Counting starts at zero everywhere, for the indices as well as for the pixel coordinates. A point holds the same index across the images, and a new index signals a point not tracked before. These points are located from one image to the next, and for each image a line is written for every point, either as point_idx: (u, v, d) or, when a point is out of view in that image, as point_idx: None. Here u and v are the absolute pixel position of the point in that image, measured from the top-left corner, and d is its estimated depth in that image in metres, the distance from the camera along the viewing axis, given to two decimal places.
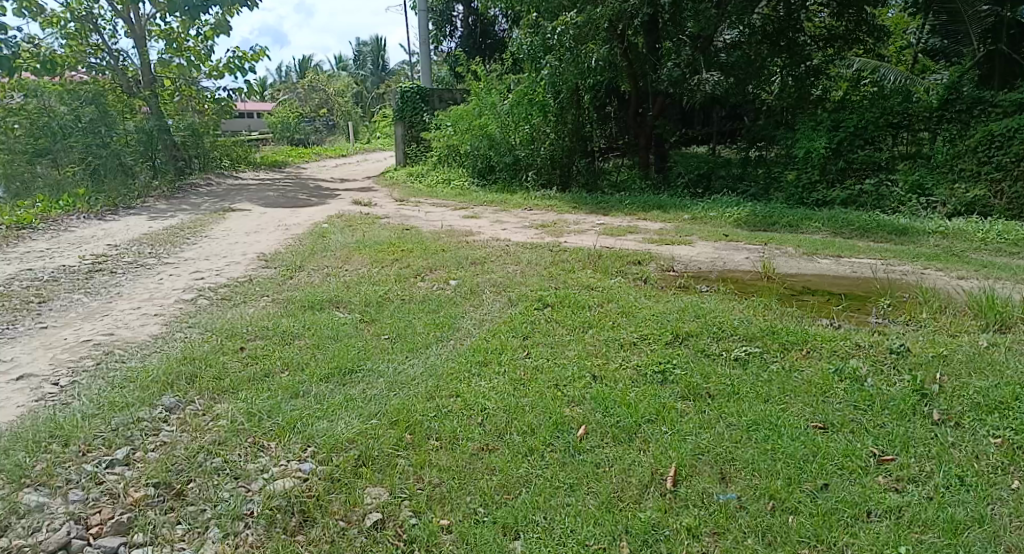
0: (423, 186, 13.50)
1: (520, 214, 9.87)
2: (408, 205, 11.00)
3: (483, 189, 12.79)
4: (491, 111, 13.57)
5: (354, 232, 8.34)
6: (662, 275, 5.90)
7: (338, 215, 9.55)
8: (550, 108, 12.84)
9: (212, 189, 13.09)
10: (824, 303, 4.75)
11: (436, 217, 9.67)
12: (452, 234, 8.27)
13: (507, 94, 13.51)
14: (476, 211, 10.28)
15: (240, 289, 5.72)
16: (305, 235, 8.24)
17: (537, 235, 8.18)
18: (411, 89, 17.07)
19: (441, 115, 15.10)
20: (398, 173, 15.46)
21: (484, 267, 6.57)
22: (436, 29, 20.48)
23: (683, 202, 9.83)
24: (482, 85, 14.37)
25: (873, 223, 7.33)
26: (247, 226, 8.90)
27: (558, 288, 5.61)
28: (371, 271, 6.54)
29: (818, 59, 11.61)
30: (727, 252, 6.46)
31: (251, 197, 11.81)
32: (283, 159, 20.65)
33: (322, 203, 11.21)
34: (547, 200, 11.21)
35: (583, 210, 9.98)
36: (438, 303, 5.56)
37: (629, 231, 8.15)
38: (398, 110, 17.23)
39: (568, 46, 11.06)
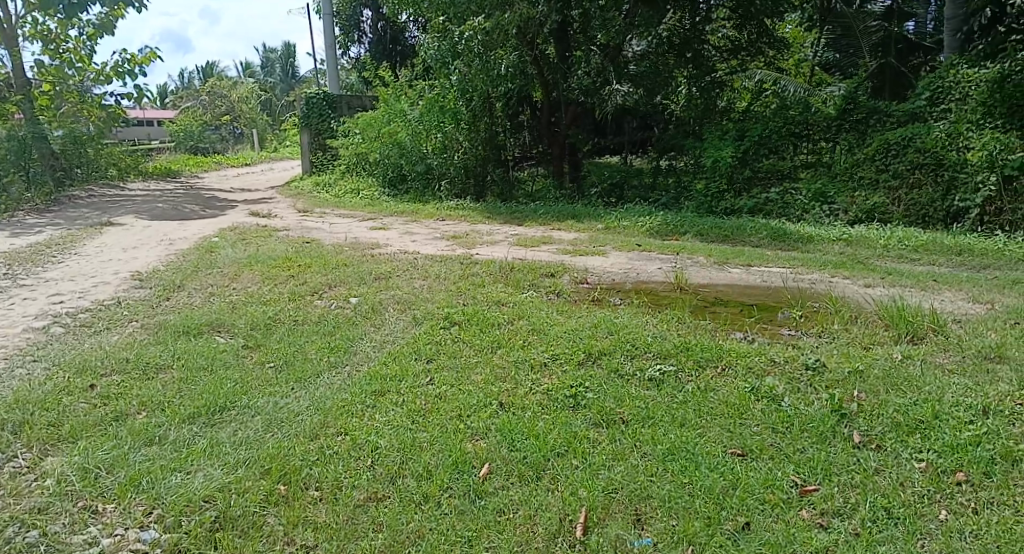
0: (329, 196, 12.90)
1: (429, 225, 9.49)
2: (311, 216, 10.42)
3: (393, 200, 12.31)
4: (399, 118, 13.14)
5: (248, 246, 7.74)
6: (575, 288, 5.64)
7: (231, 228, 8.89)
8: (462, 116, 12.52)
9: (95, 201, 12.06)
10: (738, 315, 4.59)
11: (340, 228, 9.16)
12: (356, 246, 7.80)
13: (416, 101, 13.12)
14: (383, 221, 9.82)
15: (105, 314, 5.08)
16: (193, 250, 7.57)
17: (446, 247, 7.82)
18: (317, 95, 16.42)
19: (349, 122, 14.52)
20: (304, 182, 14.76)
21: (388, 283, 6.14)
22: (343, 35, 19.84)
23: (597, 211, 9.70)
24: (390, 92, 13.92)
25: (781, 230, 7.36)
26: (127, 241, 8.12)
27: (465, 304, 5.25)
28: (262, 290, 5.99)
29: (724, 69, 11.78)
30: (640, 262, 6.28)
31: (138, 210, 10.91)
32: (181, 169, 19.46)
33: (217, 215, 10.46)
34: (459, 210, 10.87)
35: (495, 221, 9.69)
36: (334, 323, 5.10)
37: (541, 241, 7.90)
38: (304, 117, 16.52)
39: (477, 52, 10.78)
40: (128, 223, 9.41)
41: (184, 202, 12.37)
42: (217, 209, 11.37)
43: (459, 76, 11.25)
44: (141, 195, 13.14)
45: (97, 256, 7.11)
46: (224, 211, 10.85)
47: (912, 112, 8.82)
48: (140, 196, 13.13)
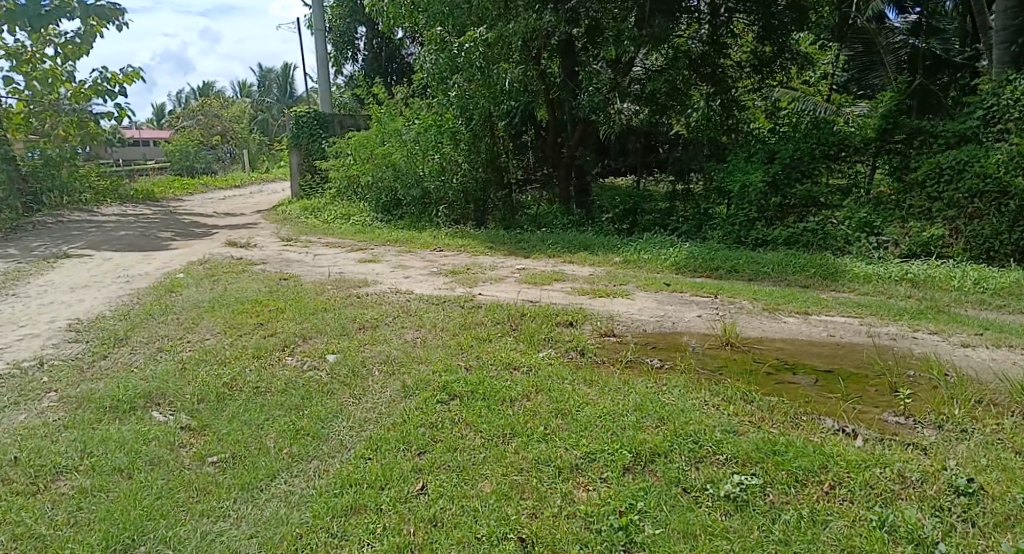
0: (316, 222, 11.96)
1: (424, 256, 8.53)
2: (294, 245, 9.47)
3: (386, 227, 11.37)
4: (392, 139, 12.26)
5: (215, 284, 6.77)
6: (601, 342, 4.61)
7: (200, 262, 7.92)
8: (461, 136, 11.60)
9: (60, 228, 11.10)
10: (820, 389, 3.56)
11: (324, 261, 8.18)
12: (341, 284, 6.82)
13: (411, 121, 12.23)
14: (373, 252, 8.86)
15: (19, 383, 4.09)
16: (151, 288, 6.60)
17: (443, 284, 6.85)
18: (306, 113, 15.56)
19: (340, 143, 13.61)
20: (292, 206, 13.82)
21: (375, 334, 5.14)
22: (336, 52, 19.01)
23: (612, 241, 8.74)
24: (383, 110, 13.03)
25: (829, 266, 6.39)
26: (79, 277, 7.14)
27: (467, 365, 4.23)
28: (223, 344, 5.00)
29: (746, 85, 10.87)
30: (674, 308, 5.26)
31: (106, 239, 9.95)
32: (164, 192, 18.52)
33: (190, 245, 9.50)
34: (458, 239, 9.92)
35: (497, 251, 8.74)
36: (303, 393, 4.10)
37: (552, 278, 6.91)
38: (293, 136, 15.62)
39: (478, 66, 9.86)
40: (89, 256, 8.43)
41: (158, 229, 11.41)
42: (191, 237, 10.42)
43: (458, 92, 10.38)
44: (112, 221, 12.19)
45: (36, 297, 6.15)
46: (198, 241, 9.89)
47: (964, 133, 7.90)
48: (111, 223, 12.18)
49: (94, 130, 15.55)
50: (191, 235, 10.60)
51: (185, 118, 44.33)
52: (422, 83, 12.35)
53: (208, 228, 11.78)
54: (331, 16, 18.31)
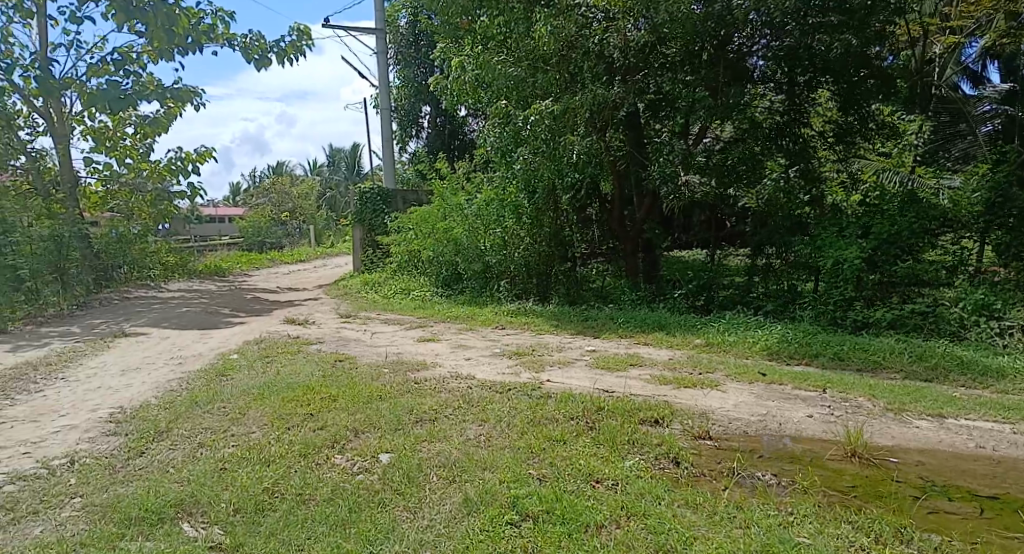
0: (376, 297, 11.67)
1: (487, 334, 8.00)
2: (351, 322, 9.14)
3: (446, 302, 10.98)
4: (454, 213, 12.03)
5: (268, 366, 6.39)
6: (697, 446, 3.96)
7: (253, 340, 7.62)
8: (524, 209, 11.25)
9: (125, 305, 11.14)
10: (989, 527, 2.99)
11: (382, 340, 7.75)
12: (398, 366, 6.33)
13: (473, 194, 12.00)
14: (431, 330, 8.40)
15: (42, 486, 3.68)
16: (202, 371, 6.27)
17: (508, 368, 6.26)
18: (370, 189, 15.62)
19: (402, 217, 13.48)
20: (352, 281, 13.65)
21: (433, 428, 4.57)
22: (401, 129, 19.30)
23: (689, 320, 8.07)
24: (445, 184, 12.88)
25: (953, 357, 5.59)
26: (132, 357, 6.89)
27: (541, 473, 3.61)
28: (268, 439, 4.53)
29: (827, 155, 10.17)
30: (779, 407, 4.61)
31: (166, 316, 9.84)
32: (231, 267, 18.80)
33: (248, 322, 9.28)
34: (522, 315, 9.39)
35: (564, 329, 8.16)
36: (352, 504, 3.54)
37: (627, 362, 6.26)
38: (357, 213, 15.68)
39: (543, 138, 9.46)
40: (147, 334, 8.26)
41: (218, 305, 11.33)
42: (250, 314, 10.25)
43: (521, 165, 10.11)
44: (176, 297, 12.21)
45: (83, 381, 5.87)
46: (257, 317, 9.67)
47: None
48: (175, 298, 12.21)
49: (167, 208, 16.00)
50: (251, 312, 10.45)
51: (258, 195, 46.17)
52: (485, 157, 12.16)
53: (268, 304, 11.65)
54: (397, 95, 18.68)
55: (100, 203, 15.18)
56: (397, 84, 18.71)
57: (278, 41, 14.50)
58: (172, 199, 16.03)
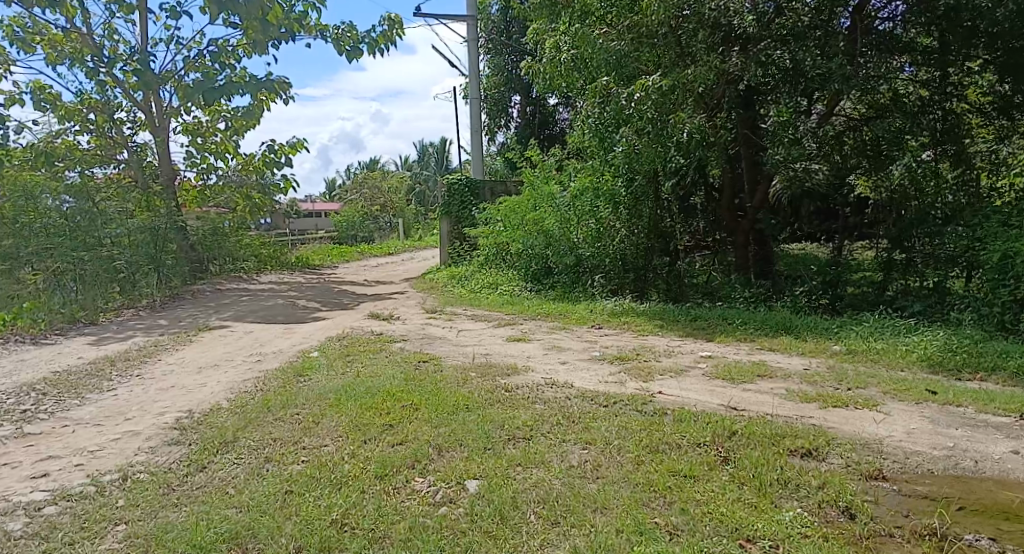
0: (463, 292, 11.10)
1: (583, 334, 7.20)
2: (437, 318, 8.57)
3: (536, 298, 10.25)
4: (545, 203, 11.26)
5: (346, 366, 5.85)
6: (876, 489, 3.20)
7: (334, 336, 7.16)
8: (621, 198, 10.36)
9: (215, 297, 11.08)
10: None
11: (468, 339, 7.10)
12: (486, 371, 5.64)
13: (566, 182, 11.21)
14: (521, 328, 7.69)
15: (86, 511, 3.20)
16: (276, 370, 5.80)
17: (611, 374, 5.45)
18: (458, 181, 15.14)
19: (490, 208, 12.85)
20: (439, 275, 13.17)
21: (527, 451, 3.79)
22: (490, 120, 18.72)
23: (818, 323, 7.01)
24: (537, 172, 12.15)
25: None
26: (209, 353, 6.54)
27: (670, 524, 2.84)
28: (339, 456, 3.91)
29: (983, 133, 8.74)
30: (971, 439, 3.75)
31: (251, 310, 9.59)
32: (321, 260, 18.85)
33: (332, 317, 8.89)
34: (620, 313, 8.53)
35: (669, 329, 7.24)
36: (433, 550, 2.85)
37: (753, 372, 5.31)
38: (444, 206, 15.26)
39: (650, 118, 8.35)
40: (228, 329, 7.96)
41: (305, 298, 11.09)
42: (335, 308, 9.92)
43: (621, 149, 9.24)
44: (264, 290, 12.07)
45: (156, 380, 5.50)
46: (341, 312, 9.28)
47: None
48: (263, 291, 12.12)
49: (260, 201, 16.14)
50: (336, 306, 10.12)
51: (351, 190, 47.11)
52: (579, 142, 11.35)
53: (353, 297, 11.33)
54: (487, 84, 18.11)
55: (197, 196, 15.45)
56: (487, 73, 18.15)
57: (369, 30, 14.19)
58: (265, 191, 16.17)
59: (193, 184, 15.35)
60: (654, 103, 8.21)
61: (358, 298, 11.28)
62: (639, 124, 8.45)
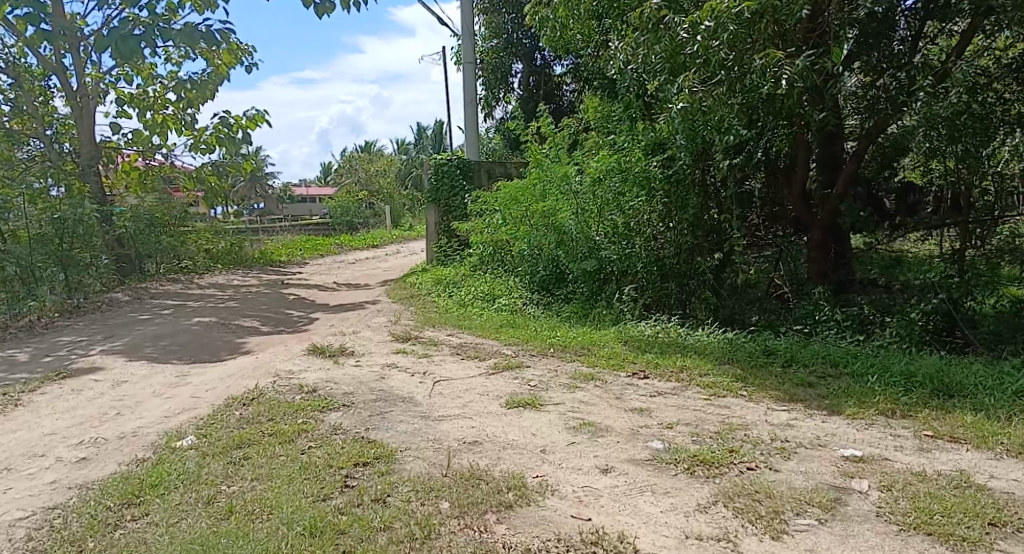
0: (450, 305, 8.55)
1: (624, 394, 4.66)
2: (406, 354, 6.05)
3: (549, 318, 7.67)
4: (555, 188, 8.64)
5: (220, 480, 3.31)
6: None
7: (238, 396, 4.64)
8: (658, 182, 7.84)
9: (129, 311, 8.58)
10: None
11: (445, 400, 4.56)
12: (467, 496, 3.09)
13: (585, 162, 8.57)
14: (526, 376, 5.15)
15: None
16: (94, 491, 3.26)
17: (701, 511, 2.92)
18: (448, 162, 12.60)
19: (484, 195, 10.30)
20: (422, 278, 10.66)
21: None
22: (487, 91, 16.10)
23: (995, 379, 4.49)
24: (543, 149, 9.51)
25: None
26: (19, 436, 4.01)
27: None
28: None
29: None
30: None
31: (159, 336, 7.05)
32: (291, 254, 16.32)
33: (261, 350, 6.37)
34: (667, 346, 6.00)
35: (757, 386, 4.71)
36: None
37: (976, 517, 2.79)
38: (431, 193, 12.75)
39: (725, 63, 5.54)
40: (95, 375, 5.41)
41: (245, 312, 8.59)
42: (275, 333, 7.42)
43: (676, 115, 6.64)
44: (199, 300, 9.52)
45: None
46: (277, 342, 6.78)
47: None
48: (199, 300, 9.62)
49: (213, 184, 13.56)
50: (276, 329, 7.62)
51: (345, 173, 44.47)
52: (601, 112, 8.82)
53: (307, 312, 8.83)
54: (484, 48, 15.47)
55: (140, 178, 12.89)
56: (483, 35, 15.44)
57: None
58: (219, 172, 13.56)
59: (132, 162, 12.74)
60: (728, 38, 5.34)
61: (315, 312, 8.79)
62: (703, 70, 5.66)
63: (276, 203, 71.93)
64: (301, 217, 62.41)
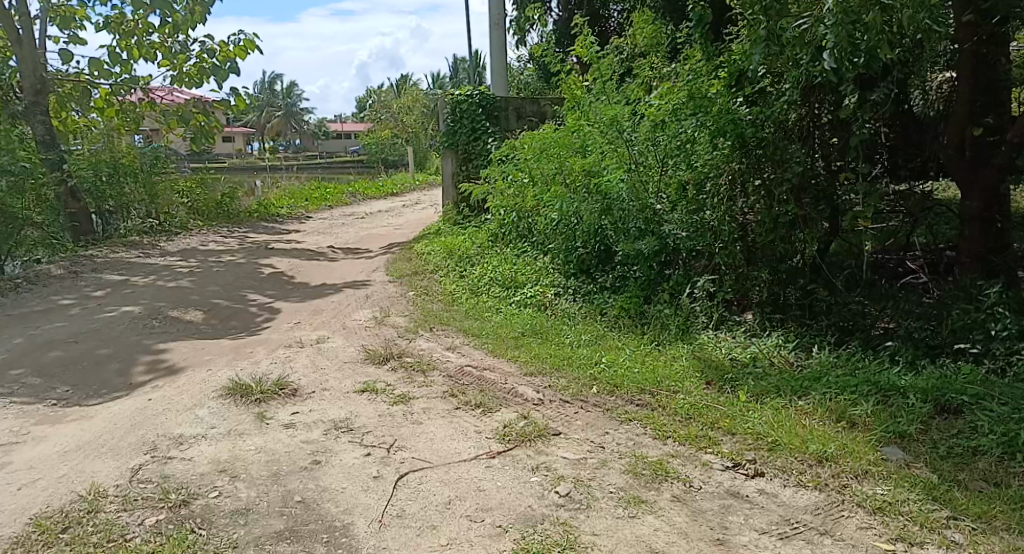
0: (459, 295, 6.47)
1: (731, 535, 2.52)
2: (373, 397, 4.00)
3: (589, 322, 5.52)
4: (604, 133, 6.35)
5: None
6: None
7: (48, 517, 2.68)
8: (749, 128, 5.54)
9: (50, 295, 6.71)
10: None
11: (403, 540, 2.52)
12: None
13: (646, 97, 6.23)
14: (554, 466, 3.06)
15: None
16: None
17: None
18: (468, 99, 10.34)
19: (507, 143, 8.10)
20: (432, 247, 8.60)
21: None
22: (518, 12, 13.61)
23: None
24: (587, 79, 7.14)
25: None
26: None
27: None
28: None
29: None
30: None
31: (50, 344, 5.15)
32: (293, 206, 14.33)
33: (169, 378, 4.41)
34: (776, 391, 3.82)
35: (982, 527, 2.51)
36: None
37: None
38: (447, 137, 10.58)
39: None
40: None
41: (193, 298, 6.66)
42: (212, 339, 5.47)
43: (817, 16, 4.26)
44: (148, 277, 7.61)
45: None
46: (203, 359, 4.83)
47: None
48: (149, 275, 7.74)
49: (201, 125, 11.25)
50: (217, 333, 5.67)
51: (377, 108, 41.99)
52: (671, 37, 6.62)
53: (273, 300, 6.87)
54: None
55: (116, 116, 10.95)
56: None
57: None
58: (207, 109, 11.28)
59: (108, 98, 10.73)
60: None
61: (283, 301, 6.83)
62: None
63: (309, 140, 69.93)
64: (334, 156, 60.39)
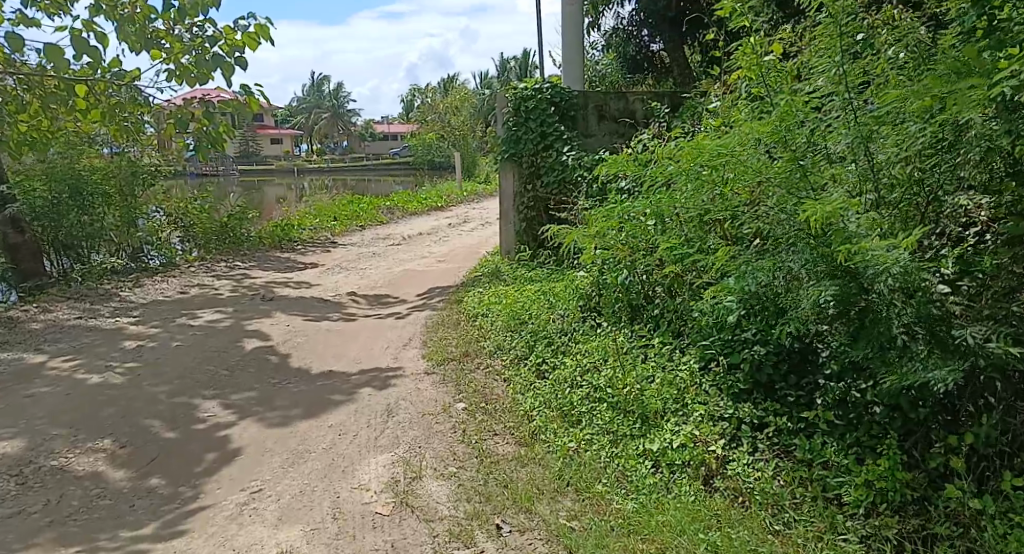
0: (546, 428, 3.76)
1: None
2: None
3: (821, 534, 2.81)
4: (815, 150, 3.38)
5: None
6: None
7: None
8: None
9: None
10: None
11: None
12: None
13: (894, 74, 3.22)
14: None
15: None
16: None
17: None
18: (537, 94, 7.64)
19: (609, 160, 5.39)
20: (489, 305, 5.96)
21: None
22: None
23: None
24: (765, 50, 4.18)
25: None
26: None
27: None
28: None
29: None
30: None
31: None
32: (318, 227, 11.87)
33: None
34: None
35: None
36: None
37: None
38: (506, 145, 7.89)
39: None
40: None
41: (110, 415, 4.18)
42: (84, 551, 2.85)
43: None
44: (72, 361, 5.19)
45: None
46: None
47: None
48: (76, 360, 5.22)
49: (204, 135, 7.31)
50: (107, 526, 3.07)
51: (423, 107, 39.61)
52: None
53: (240, 419, 4.27)
54: None
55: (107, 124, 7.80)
56: None
57: None
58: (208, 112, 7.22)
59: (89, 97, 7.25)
60: None
61: (254, 422, 4.22)
62: None
63: (355, 142, 68.30)
64: (380, 158, 58.42)
